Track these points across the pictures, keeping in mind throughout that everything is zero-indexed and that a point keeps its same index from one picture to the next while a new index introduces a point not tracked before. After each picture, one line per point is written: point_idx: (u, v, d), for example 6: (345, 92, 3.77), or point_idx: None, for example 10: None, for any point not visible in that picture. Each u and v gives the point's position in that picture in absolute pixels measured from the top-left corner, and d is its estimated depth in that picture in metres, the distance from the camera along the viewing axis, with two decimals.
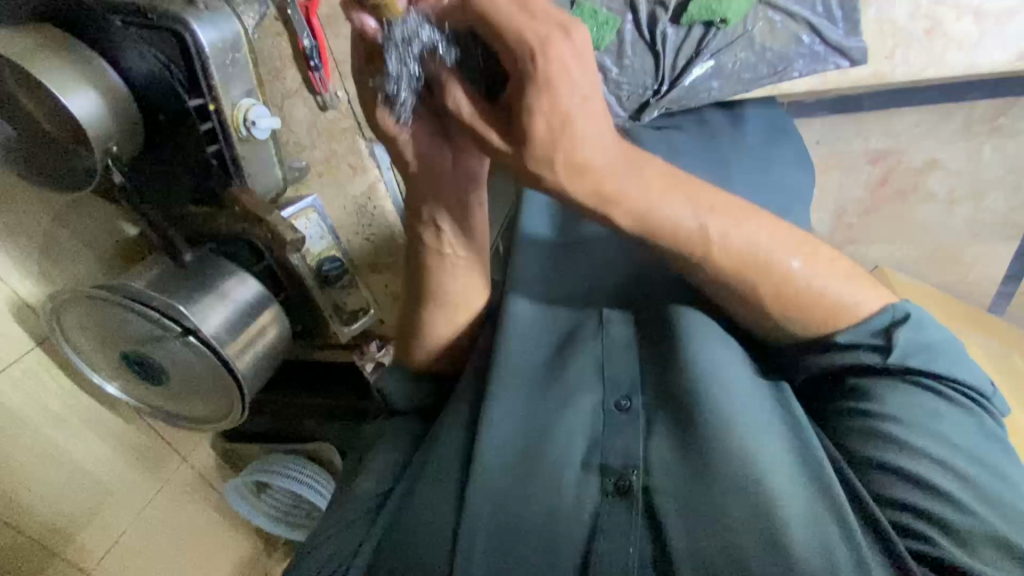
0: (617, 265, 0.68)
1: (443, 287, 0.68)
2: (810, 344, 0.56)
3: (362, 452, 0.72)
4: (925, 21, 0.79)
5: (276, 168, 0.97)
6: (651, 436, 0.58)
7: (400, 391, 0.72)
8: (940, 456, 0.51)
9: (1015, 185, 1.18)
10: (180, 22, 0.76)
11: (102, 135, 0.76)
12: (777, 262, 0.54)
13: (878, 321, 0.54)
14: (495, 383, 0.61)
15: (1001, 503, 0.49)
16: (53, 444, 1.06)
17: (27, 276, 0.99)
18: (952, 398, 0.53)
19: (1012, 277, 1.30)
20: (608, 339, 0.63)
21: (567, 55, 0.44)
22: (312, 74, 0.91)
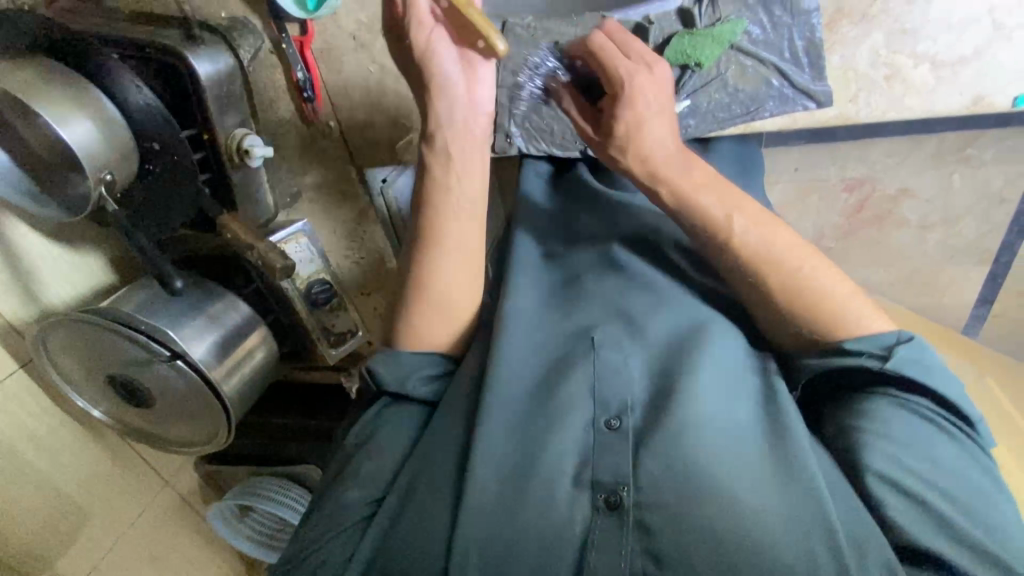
0: (610, 296, 0.72)
1: (447, 228, 0.73)
2: (822, 349, 0.63)
3: (350, 448, 0.71)
4: (885, 66, 0.78)
5: (268, 197, 0.99)
6: (642, 454, 0.59)
7: (392, 371, 0.71)
8: (923, 471, 0.55)
9: (985, 212, 1.23)
10: (179, 57, 0.78)
11: (95, 162, 0.76)
12: (787, 264, 0.64)
13: (882, 338, 0.60)
14: (488, 394, 0.64)
15: (986, 517, 0.53)
16: (34, 467, 1.05)
17: (14, 297, 0.98)
18: (939, 422, 0.58)
19: (984, 300, 1.35)
20: (599, 363, 0.65)
21: (648, 81, 0.68)
22: (306, 104, 0.92)
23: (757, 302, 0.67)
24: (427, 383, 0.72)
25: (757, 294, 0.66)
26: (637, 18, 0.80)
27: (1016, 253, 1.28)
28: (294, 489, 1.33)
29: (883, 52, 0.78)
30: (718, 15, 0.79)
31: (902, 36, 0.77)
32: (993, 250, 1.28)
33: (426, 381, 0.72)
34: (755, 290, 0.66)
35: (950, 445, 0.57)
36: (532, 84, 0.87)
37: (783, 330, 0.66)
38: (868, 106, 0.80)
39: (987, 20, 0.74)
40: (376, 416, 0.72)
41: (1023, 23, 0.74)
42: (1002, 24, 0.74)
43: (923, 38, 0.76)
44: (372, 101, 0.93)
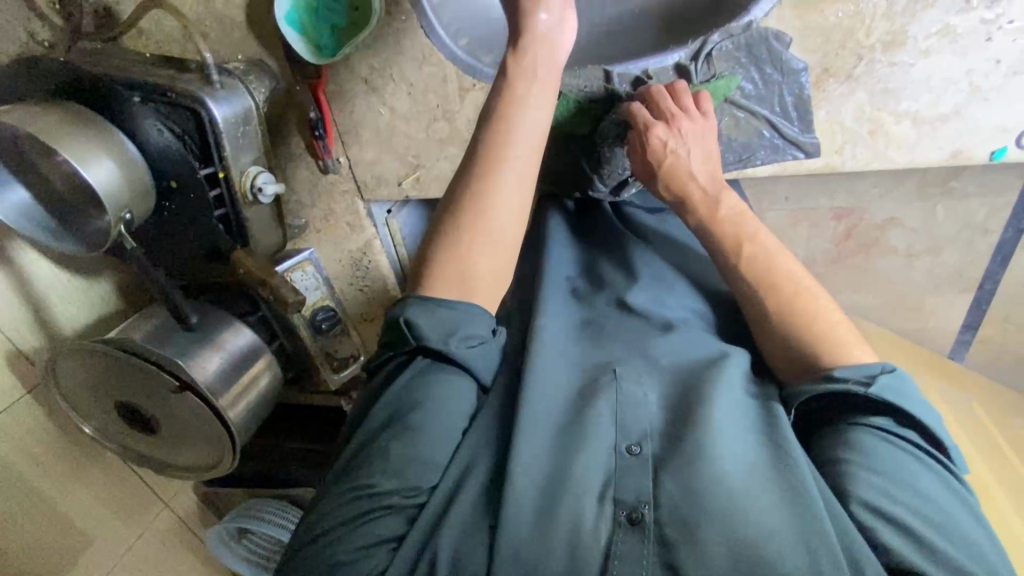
0: (633, 336, 0.75)
1: (514, 136, 0.72)
2: (813, 376, 0.65)
3: (371, 431, 0.62)
4: (868, 122, 0.80)
5: (276, 230, 1.02)
6: (661, 476, 0.60)
7: (435, 327, 0.65)
8: (907, 498, 0.56)
9: (969, 243, 1.28)
10: (197, 100, 0.81)
11: (117, 202, 0.79)
12: (788, 287, 0.71)
13: (867, 368, 0.63)
14: (524, 406, 0.65)
15: (966, 544, 0.54)
16: (38, 492, 1.06)
17: (25, 326, 1.01)
18: (920, 451, 0.60)
19: (969, 326, 1.40)
20: (621, 396, 0.67)
21: (659, 135, 0.78)
22: (317, 142, 0.95)
23: (761, 325, 0.72)
24: (472, 344, 0.66)
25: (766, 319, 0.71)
26: (637, 72, 0.86)
27: (1002, 281, 1.32)
28: (293, 511, 1.35)
29: (868, 108, 0.79)
30: (713, 72, 0.82)
31: (885, 96, 0.78)
32: (979, 278, 1.32)
33: (471, 341, 0.66)
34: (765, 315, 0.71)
35: (928, 473, 0.58)
36: None
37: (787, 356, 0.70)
38: (854, 158, 0.82)
39: (965, 82, 0.76)
40: (412, 382, 0.64)
41: (1000, 85, 0.75)
42: (979, 86, 0.76)
43: (906, 97, 0.78)
44: (381, 140, 0.97)
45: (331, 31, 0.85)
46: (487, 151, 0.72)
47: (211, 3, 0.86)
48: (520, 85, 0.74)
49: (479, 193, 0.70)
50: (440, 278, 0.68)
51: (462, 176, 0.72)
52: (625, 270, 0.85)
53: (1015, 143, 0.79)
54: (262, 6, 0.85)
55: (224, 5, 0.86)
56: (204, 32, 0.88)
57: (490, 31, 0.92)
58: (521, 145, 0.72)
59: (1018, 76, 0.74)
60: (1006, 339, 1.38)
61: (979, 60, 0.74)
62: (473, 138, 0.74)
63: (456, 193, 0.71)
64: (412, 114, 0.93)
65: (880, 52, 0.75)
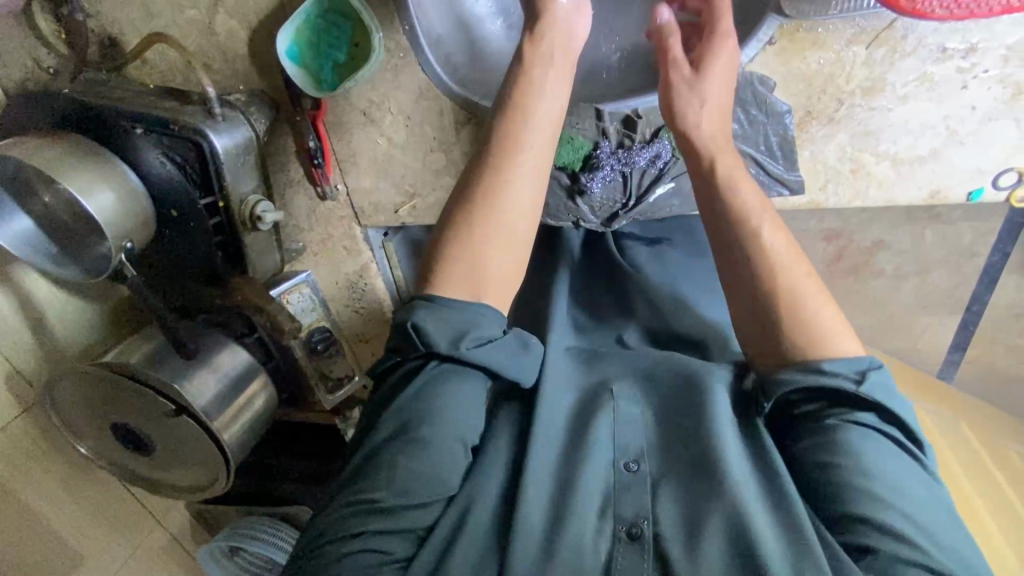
0: (631, 360, 0.76)
1: (527, 133, 0.74)
2: (800, 366, 0.62)
3: (380, 443, 0.61)
4: (850, 162, 0.83)
5: (275, 253, 1.04)
6: (659, 494, 0.61)
7: (443, 330, 0.63)
8: (898, 505, 0.54)
9: (955, 265, 1.31)
10: (199, 132, 0.83)
11: (118, 231, 0.81)
12: (794, 266, 0.68)
13: (856, 362, 0.61)
14: (536, 427, 0.66)
15: (957, 553, 0.53)
16: (30, 511, 1.07)
17: (22, 348, 1.02)
18: (902, 448, 0.59)
19: (957, 346, 1.42)
20: (617, 413, 0.68)
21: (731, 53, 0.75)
22: (314, 169, 0.97)
23: (752, 310, 0.67)
24: (483, 344, 0.65)
25: (762, 302, 0.66)
26: (627, 110, 0.89)
27: (988, 303, 1.35)
28: (285, 528, 1.34)
29: (849, 148, 0.82)
30: None
31: (865, 137, 0.80)
32: (965, 298, 1.35)
33: (482, 342, 0.64)
34: (761, 297, 0.66)
35: (916, 477, 0.57)
36: None
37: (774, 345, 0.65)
38: (836, 196, 0.85)
39: (942, 126, 0.78)
40: (424, 389, 0.62)
41: (975, 130, 0.78)
42: (956, 131, 0.78)
43: (886, 138, 0.80)
44: (378, 168, 0.99)
45: (332, 65, 0.87)
46: (500, 145, 0.74)
47: (214, 35, 0.88)
48: (536, 71, 0.78)
49: (495, 184, 0.71)
50: (453, 270, 0.67)
51: (476, 173, 0.73)
52: (623, 307, 0.88)
53: (990, 185, 0.82)
54: (263, 40, 0.88)
55: (226, 38, 0.88)
56: (206, 63, 0.90)
57: (483, 68, 0.95)
58: (534, 141, 0.74)
59: (992, 122, 0.77)
60: (993, 359, 1.40)
61: (955, 107, 0.77)
62: (484, 137, 0.76)
63: (471, 184, 0.72)
64: (409, 144, 0.96)
65: (860, 97, 0.77)
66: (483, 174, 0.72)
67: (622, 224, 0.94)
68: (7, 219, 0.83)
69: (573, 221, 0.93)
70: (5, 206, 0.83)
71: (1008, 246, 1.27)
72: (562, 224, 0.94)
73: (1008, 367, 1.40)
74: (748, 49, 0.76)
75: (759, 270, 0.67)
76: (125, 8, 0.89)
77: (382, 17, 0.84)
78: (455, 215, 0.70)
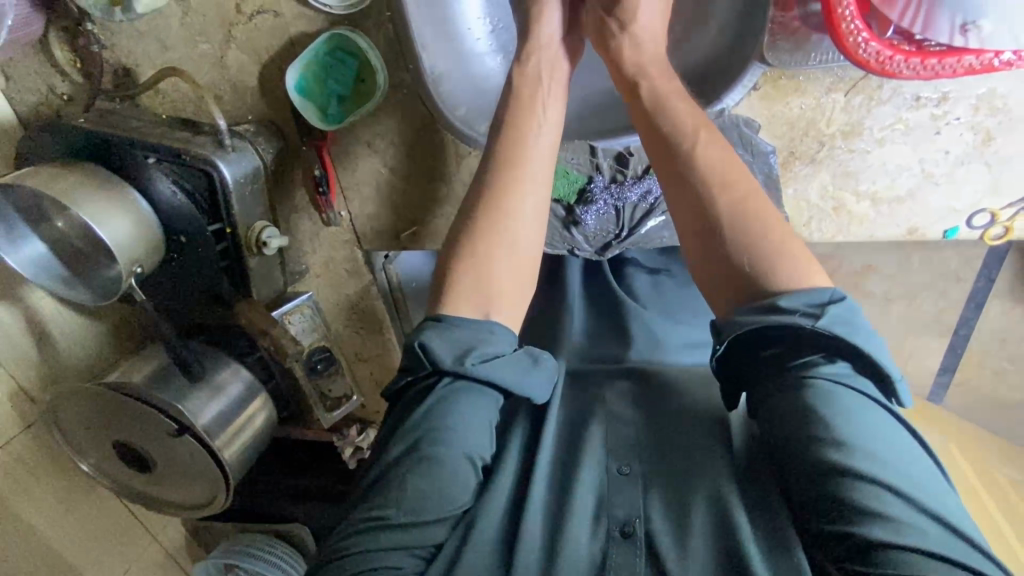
0: (623, 371, 0.79)
1: (530, 154, 0.78)
2: (755, 306, 0.60)
3: (391, 461, 0.62)
4: (832, 201, 0.87)
5: (277, 273, 1.05)
6: (650, 493, 0.63)
7: (450, 347, 0.65)
8: (871, 468, 0.52)
9: (942, 289, 1.34)
10: (210, 163, 0.86)
11: (128, 257, 0.84)
12: (750, 194, 0.67)
13: (813, 296, 0.58)
14: (543, 439, 0.69)
15: (931, 508, 0.52)
16: (30, 525, 1.09)
17: (27, 365, 1.05)
18: (872, 397, 0.56)
19: (947, 369, 1.44)
20: (611, 417, 0.71)
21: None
22: (320, 197, 1.00)
23: (703, 239, 0.67)
24: (492, 360, 0.66)
25: (711, 229, 0.66)
26: (619, 148, 0.95)
27: (976, 327, 1.38)
28: (279, 545, 1.34)
29: (830, 188, 0.86)
30: None
31: (846, 177, 0.85)
32: (954, 322, 1.38)
33: (489, 358, 0.66)
34: (712, 223, 0.66)
35: (886, 427, 0.55)
36: None
37: (726, 279, 0.65)
38: (821, 232, 0.89)
39: (917, 168, 0.83)
40: (439, 406, 0.63)
41: (948, 172, 0.82)
42: (931, 172, 0.83)
43: (865, 179, 0.84)
44: (381, 195, 1.02)
45: (337, 99, 0.91)
46: (502, 157, 0.77)
47: (226, 68, 0.92)
48: (530, 80, 0.83)
49: (501, 199, 0.74)
50: (462, 285, 0.70)
51: (479, 200, 0.75)
52: (617, 330, 0.89)
53: (965, 223, 0.86)
54: (272, 74, 0.92)
55: (237, 71, 0.92)
56: (217, 94, 0.94)
57: (485, 103, 0.96)
58: (540, 156, 0.78)
59: (964, 166, 0.81)
60: (982, 383, 1.43)
61: (931, 152, 0.81)
62: (485, 153, 0.79)
63: (477, 200, 0.75)
64: (411, 173, 1.00)
65: (840, 140, 0.82)
66: (485, 182, 0.76)
67: (614, 254, 0.96)
68: (21, 244, 0.86)
69: (568, 250, 0.95)
70: (18, 229, 0.86)
71: (993, 271, 1.30)
72: (557, 253, 0.96)
73: (996, 390, 1.43)
74: (733, 93, 0.79)
75: (709, 197, 0.67)
76: (140, 40, 0.92)
77: (388, 58, 0.89)
78: (459, 228, 0.74)
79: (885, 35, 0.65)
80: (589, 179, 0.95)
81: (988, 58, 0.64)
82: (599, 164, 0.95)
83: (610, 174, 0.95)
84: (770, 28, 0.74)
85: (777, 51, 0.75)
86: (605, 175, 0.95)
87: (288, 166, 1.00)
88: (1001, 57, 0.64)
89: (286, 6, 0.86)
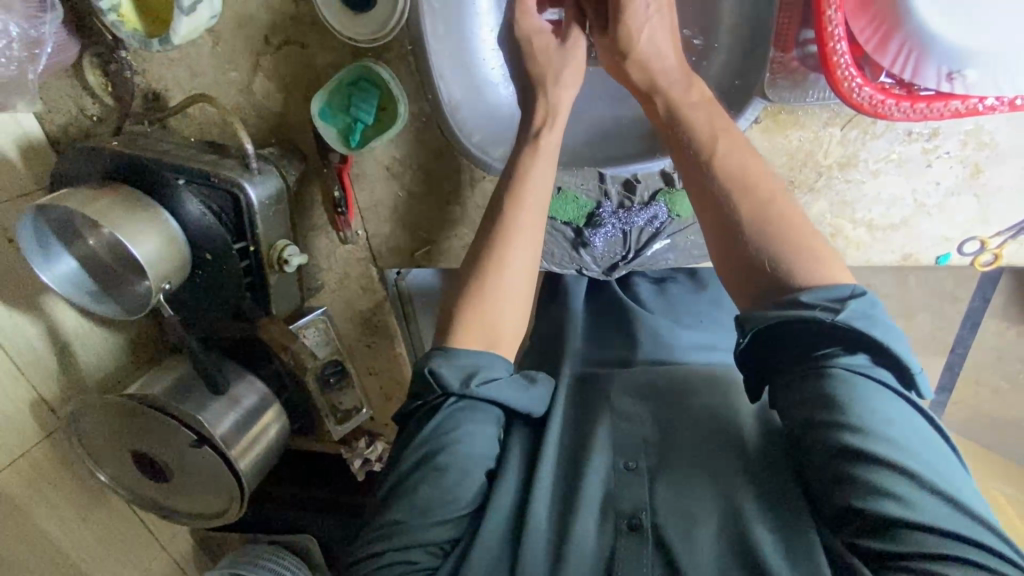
0: (634, 373, 0.82)
1: (526, 171, 0.81)
2: (778, 303, 0.63)
3: (405, 471, 0.65)
4: (829, 227, 0.91)
5: (295, 290, 1.08)
6: (656, 486, 0.65)
7: (455, 371, 0.68)
8: (888, 454, 0.54)
9: (938, 308, 1.39)
10: (237, 185, 0.90)
11: (157, 274, 0.88)
12: (767, 197, 0.69)
13: (835, 292, 0.61)
14: (546, 441, 0.71)
15: (948, 491, 0.54)
16: (43, 532, 1.11)
17: (48, 376, 1.08)
18: (890, 385, 0.59)
19: (944, 388, 1.47)
20: (619, 414, 0.74)
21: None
22: (338, 216, 1.05)
23: (723, 238, 0.69)
24: (492, 382, 0.69)
25: (732, 229, 0.68)
26: (627, 174, 0.98)
27: (971, 346, 1.41)
28: (287, 558, 1.34)
29: (828, 215, 0.90)
30: None
31: (843, 206, 0.89)
32: (950, 341, 1.41)
33: (490, 381, 0.69)
34: (733, 223, 0.69)
35: (904, 415, 0.58)
36: None
37: (746, 278, 0.67)
38: None
39: (909, 198, 0.87)
40: (445, 423, 0.67)
41: (940, 202, 0.87)
42: (923, 202, 0.87)
43: (861, 207, 0.89)
44: (397, 217, 1.06)
45: (360, 126, 0.94)
46: (514, 180, 0.81)
47: (252, 94, 0.97)
48: (546, 87, 0.84)
49: (516, 217, 0.78)
50: (469, 312, 0.73)
51: (491, 221, 0.79)
52: (627, 340, 0.91)
53: (956, 250, 0.90)
54: (297, 101, 0.96)
55: (263, 97, 0.97)
56: (243, 118, 0.99)
57: (499, 129, 1.01)
58: (539, 184, 0.81)
59: (954, 196, 0.86)
60: (979, 401, 1.46)
61: (922, 183, 0.86)
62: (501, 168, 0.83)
63: (490, 221, 0.79)
64: (426, 196, 1.04)
65: (837, 171, 0.86)
66: (506, 197, 0.80)
67: (621, 273, 1.02)
68: (55, 261, 0.90)
69: (576, 270, 1.01)
70: (53, 247, 0.90)
71: (988, 292, 1.34)
72: (566, 272, 1.02)
73: (991, 408, 1.46)
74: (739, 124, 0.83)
75: (725, 197, 0.70)
76: (170, 67, 0.96)
77: (408, 88, 0.94)
78: (485, 241, 0.78)
79: (878, 80, 0.69)
80: (597, 204, 0.99)
81: (972, 102, 0.68)
82: (607, 186, 0.98)
83: (619, 198, 0.99)
84: (770, 67, 0.78)
85: (777, 88, 0.79)
86: (614, 199, 0.99)
87: (305, 181, 1.03)
88: (986, 101, 0.68)
89: (312, 39, 0.91)
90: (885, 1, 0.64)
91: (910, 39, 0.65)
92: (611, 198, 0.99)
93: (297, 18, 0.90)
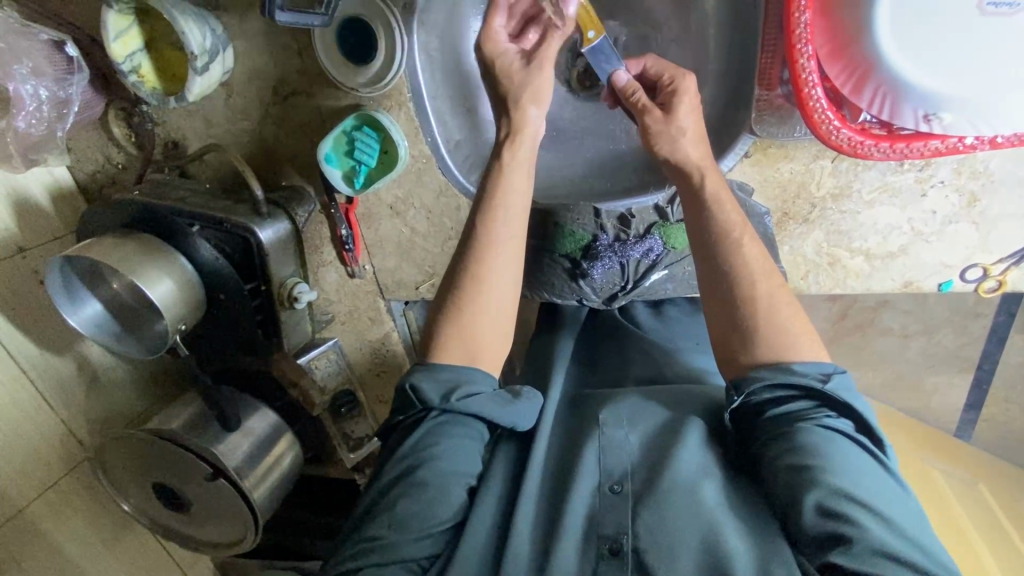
0: (629, 391, 0.81)
1: (497, 188, 0.81)
2: (770, 366, 0.67)
3: (384, 485, 0.68)
4: (827, 256, 0.91)
5: (307, 325, 1.13)
6: (640, 511, 0.64)
7: (436, 387, 0.71)
8: (861, 497, 0.57)
9: (962, 325, 1.33)
10: (247, 230, 0.95)
11: (174, 317, 0.93)
12: (738, 246, 0.74)
13: (820, 365, 0.66)
14: (531, 465, 0.72)
15: (918, 539, 0.56)
16: (69, 561, 1.15)
17: (76, 411, 1.13)
18: (867, 448, 0.63)
19: (971, 406, 1.43)
20: (605, 441, 0.72)
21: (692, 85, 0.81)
22: (345, 253, 1.09)
23: (703, 247, 0.76)
24: (474, 396, 0.71)
25: (712, 251, 0.75)
26: (621, 209, 1.01)
27: (999, 362, 1.36)
28: None
29: (825, 245, 0.91)
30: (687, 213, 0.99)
31: (838, 235, 0.89)
32: (976, 358, 1.37)
33: (471, 397, 0.71)
34: (704, 241, 0.76)
35: (880, 472, 0.61)
36: (536, 249, 1.02)
37: (716, 289, 0.73)
38: (816, 285, 0.93)
39: (906, 226, 0.87)
40: (425, 439, 0.69)
41: (939, 230, 0.86)
42: (921, 230, 0.87)
43: (857, 236, 0.89)
44: (402, 252, 1.10)
45: (364, 168, 0.98)
46: (486, 193, 0.82)
47: (263, 140, 1.02)
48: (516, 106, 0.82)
49: (503, 241, 0.79)
50: (449, 341, 0.75)
51: (473, 250, 0.79)
52: (625, 367, 0.92)
53: (958, 277, 0.89)
54: (303, 145, 1.01)
55: (273, 144, 1.02)
56: (255, 164, 1.04)
57: (476, 142, 1.09)
58: (517, 201, 0.81)
59: (952, 225, 0.85)
60: (1008, 418, 1.41)
61: (919, 212, 0.85)
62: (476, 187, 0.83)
63: (477, 248, 0.79)
64: (430, 232, 1.08)
65: (830, 202, 0.87)
66: (499, 228, 0.79)
67: (620, 304, 1.02)
68: (81, 304, 0.96)
69: (576, 300, 1.01)
70: (79, 292, 0.96)
71: (1012, 308, 1.29)
72: (567, 302, 1.03)
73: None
74: (727, 159, 0.87)
75: (715, 234, 0.75)
76: (188, 118, 1.02)
77: (407, 131, 0.98)
78: (485, 277, 0.78)
79: (858, 120, 0.72)
80: (595, 238, 1.00)
81: (953, 141, 0.70)
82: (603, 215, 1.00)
83: (617, 229, 1.00)
84: (757, 106, 0.81)
85: (764, 124, 0.82)
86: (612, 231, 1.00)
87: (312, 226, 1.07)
88: (965, 141, 0.70)
89: (318, 87, 0.96)
90: (854, 52, 0.65)
91: (885, 84, 0.65)
92: (607, 230, 1.00)
93: (303, 70, 0.95)
